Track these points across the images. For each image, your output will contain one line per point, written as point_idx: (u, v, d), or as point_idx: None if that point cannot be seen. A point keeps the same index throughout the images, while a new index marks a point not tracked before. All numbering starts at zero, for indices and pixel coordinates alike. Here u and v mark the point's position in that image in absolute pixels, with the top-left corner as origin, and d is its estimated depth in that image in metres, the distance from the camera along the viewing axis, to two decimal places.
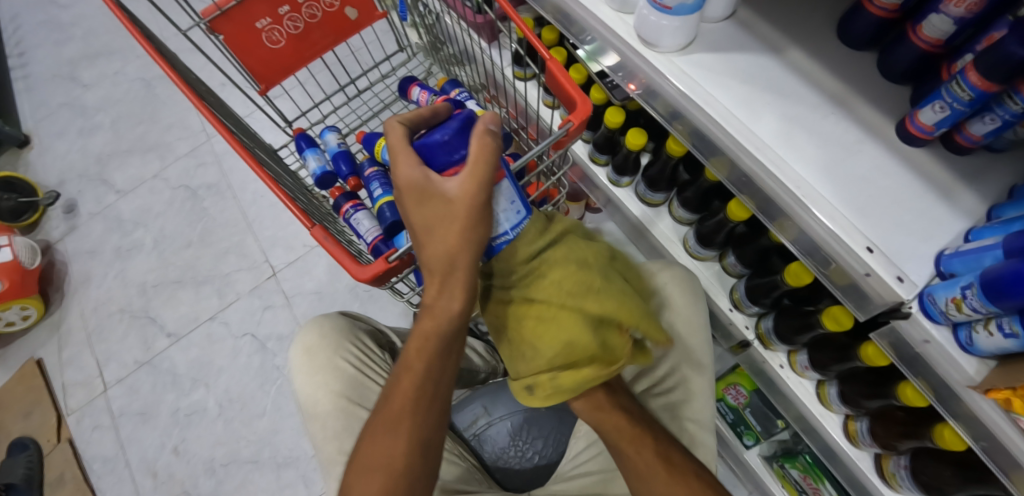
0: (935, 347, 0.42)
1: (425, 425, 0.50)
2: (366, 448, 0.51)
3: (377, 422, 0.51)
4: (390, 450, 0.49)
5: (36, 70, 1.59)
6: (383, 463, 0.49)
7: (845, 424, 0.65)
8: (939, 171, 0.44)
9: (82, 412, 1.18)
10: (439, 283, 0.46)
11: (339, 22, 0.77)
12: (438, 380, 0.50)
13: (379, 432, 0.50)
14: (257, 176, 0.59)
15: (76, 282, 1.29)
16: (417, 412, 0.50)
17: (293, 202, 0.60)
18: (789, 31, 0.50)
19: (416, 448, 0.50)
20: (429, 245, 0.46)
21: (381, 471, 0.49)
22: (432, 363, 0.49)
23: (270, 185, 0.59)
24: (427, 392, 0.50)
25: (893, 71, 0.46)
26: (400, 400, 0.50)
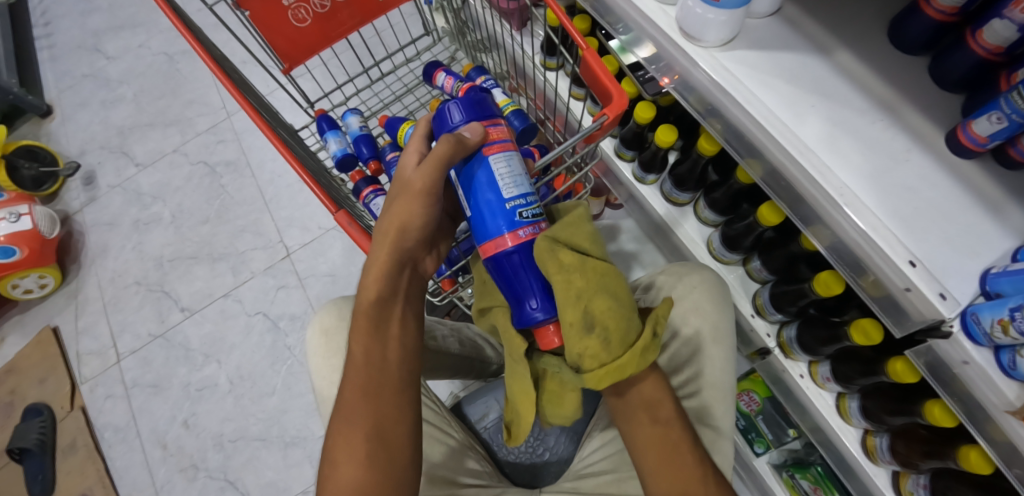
0: (975, 368, 0.40)
1: (381, 412, 0.48)
2: (330, 446, 0.48)
3: (335, 415, 0.49)
4: (351, 441, 0.47)
5: (62, 41, 1.60)
6: (347, 456, 0.46)
7: (863, 438, 0.64)
8: (989, 185, 0.42)
9: (95, 381, 1.19)
10: (384, 260, 0.52)
11: (367, 2, 0.76)
12: (387, 362, 0.50)
13: (342, 428, 0.47)
14: (282, 156, 0.58)
15: (93, 253, 1.31)
16: (370, 398, 0.48)
17: (319, 187, 0.59)
18: (838, 31, 0.48)
19: (372, 438, 0.47)
20: (382, 224, 0.52)
21: (347, 462, 0.46)
22: (376, 342, 0.51)
23: (294, 166, 0.58)
24: (376, 375, 0.49)
25: (946, 78, 0.44)
26: (352, 387, 0.49)
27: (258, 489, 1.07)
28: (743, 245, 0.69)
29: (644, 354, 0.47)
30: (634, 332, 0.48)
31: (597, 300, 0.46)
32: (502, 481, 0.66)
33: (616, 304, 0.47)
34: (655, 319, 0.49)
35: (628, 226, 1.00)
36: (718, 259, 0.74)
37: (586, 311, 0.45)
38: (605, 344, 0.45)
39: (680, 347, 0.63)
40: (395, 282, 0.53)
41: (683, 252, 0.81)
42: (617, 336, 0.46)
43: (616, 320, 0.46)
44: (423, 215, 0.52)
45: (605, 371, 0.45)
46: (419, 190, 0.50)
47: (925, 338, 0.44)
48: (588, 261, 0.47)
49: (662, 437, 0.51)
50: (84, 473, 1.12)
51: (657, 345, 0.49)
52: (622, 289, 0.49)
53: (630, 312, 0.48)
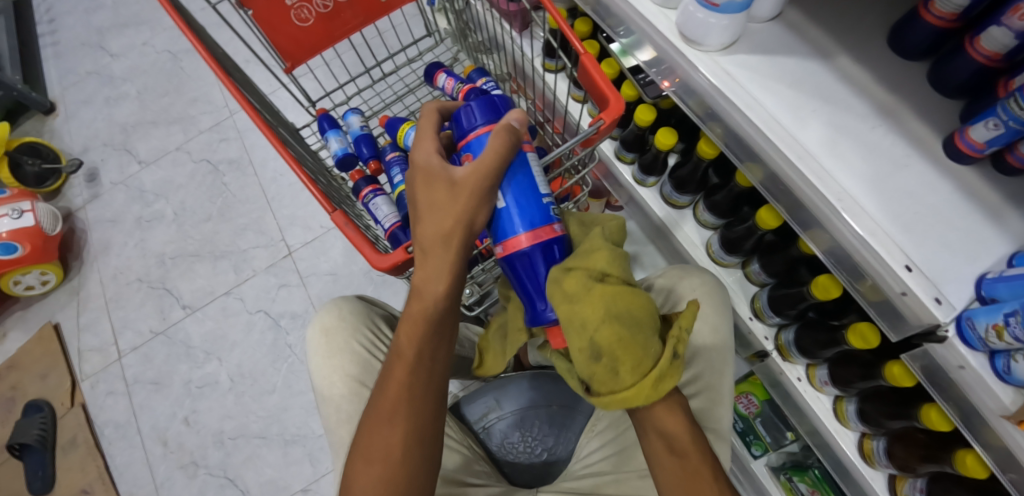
0: (970, 373, 0.40)
1: (420, 418, 0.49)
2: (366, 438, 0.50)
3: (371, 414, 0.51)
4: (387, 441, 0.49)
5: (66, 38, 1.61)
6: (382, 454, 0.49)
7: (861, 442, 0.64)
8: (987, 192, 0.43)
9: (97, 378, 1.20)
10: (429, 263, 0.48)
11: (370, 2, 0.76)
12: (432, 367, 0.50)
13: (378, 426, 0.49)
14: (280, 156, 0.58)
15: (95, 250, 1.31)
16: (413, 402, 0.49)
17: (316, 187, 0.59)
18: (838, 36, 0.48)
19: (413, 440, 0.49)
20: (423, 223, 0.48)
21: (381, 460, 0.49)
22: (426, 346, 0.50)
23: (293, 166, 0.58)
24: (419, 380, 0.50)
25: (945, 83, 0.44)
26: (394, 388, 0.50)
27: (258, 486, 1.07)
28: (742, 248, 0.69)
29: (658, 385, 0.42)
30: (652, 356, 0.43)
31: (604, 327, 0.42)
32: (502, 480, 0.66)
33: (629, 329, 0.42)
34: (676, 339, 0.44)
35: (628, 228, 1.00)
36: (717, 261, 0.74)
37: (590, 340, 0.43)
38: (610, 373, 0.42)
39: None
40: (449, 288, 0.49)
41: (683, 254, 0.81)
42: (627, 367, 0.42)
43: (628, 349, 0.42)
44: (483, 216, 0.47)
45: (608, 403, 0.43)
46: (474, 190, 0.46)
47: (922, 342, 0.44)
48: (594, 286, 0.44)
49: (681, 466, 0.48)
50: (85, 469, 1.12)
51: (678, 367, 0.44)
52: (643, 308, 0.44)
53: (648, 335, 0.43)
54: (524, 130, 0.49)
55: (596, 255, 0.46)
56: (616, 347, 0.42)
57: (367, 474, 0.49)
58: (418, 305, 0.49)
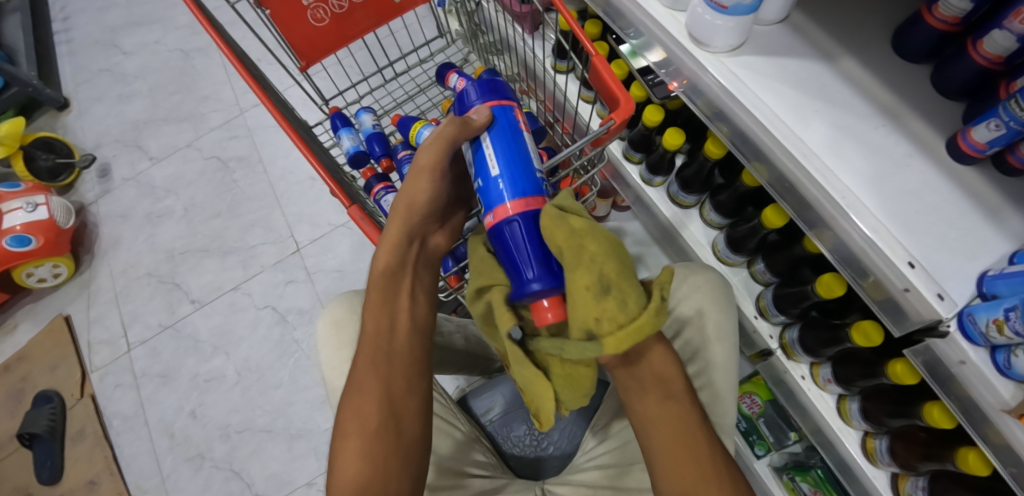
0: (971, 367, 0.41)
1: (391, 384, 0.50)
2: (343, 418, 0.49)
3: (346, 394, 0.50)
4: (362, 413, 0.48)
5: (80, 36, 1.63)
6: (357, 427, 0.48)
7: (863, 440, 0.64)
8: (988, 191, 0.44)
9: (105, 370, 1.21)
10: (390, 233, 0.55)
11: (383, 3, 0.77)
12: (395, 334, 0.52)
13: (356, 401, 0.49)
14: (299, 151, 0.61)
15: (106, 244, 1.33)
16: (379, 369, 0.50)
17: (335, 184, 0.61)
18: (843, 39, 0.49)
19: (384, 407, 0.48)
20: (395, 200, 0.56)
21: (357, 433, 0.47)
22: (386, 313, 0.53)
23: (312, 162, 0.61)
24: (384, 346, 0.51)
25: (948, 85, 0.45)
26: (363, 358, 0.51)
27: (263, 480, 1.08)
28: (747, 247, 0.70)
29: (664, 317, 0.42)
30: (649, 296, 0.44)
31: (610, 262, 0.43)
32: (506, 472, 0.67)
33: (629, 269, 0.44)
34: (669, 288, 0.45)
35: (633, 229, 1.01)
36: (723, 261, 0.75)
37: (600, 275, 0.42)
38: (621, 306, 0.42)
39: (684, 345, 0.64)
40: (402, 255, 0.55)
41: (689, 254, 0.82)
42: (635, 299, 0.42)
43: (632, 286, 0.43)
44: (427, 190, 0.54)
45: (620, 338, 0.41)
46: (429, 165, 0.52)
47: (923, 337, 0.45)
48: (596, 226, 0.45)
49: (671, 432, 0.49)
50: (92, 460, 1.14)
51: (673, 313, 0.45)
52: (628, 259, 0.47)
53: (640, 279, 0.45)
54: (482, 121, 0.51)
55: (582, 205, 0.48)
56: (622, 283, 0.42)
57: (346, 450, 0.47)
58: (374, 273, 0.54)
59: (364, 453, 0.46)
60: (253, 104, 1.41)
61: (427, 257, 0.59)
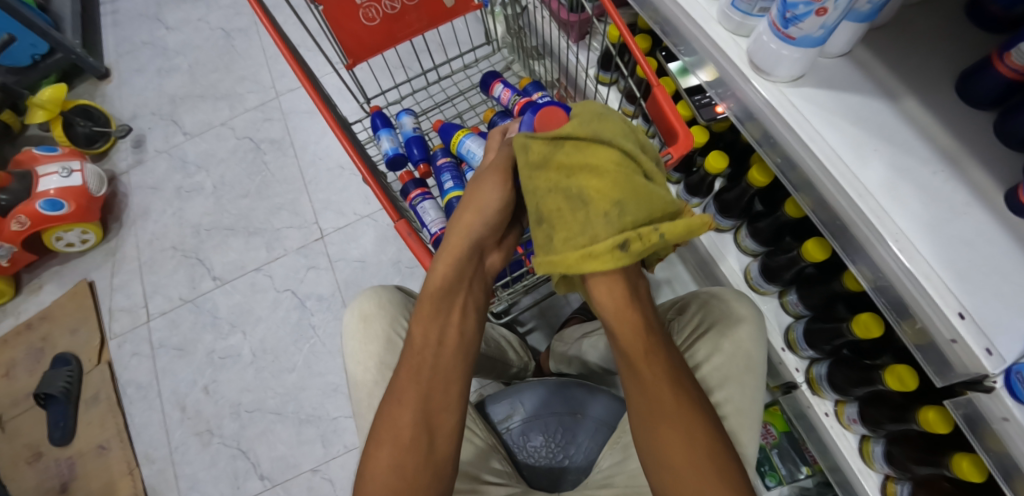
0: (1014, 426, 0.40)
1: (430, 400, 0.50)
2: (377, 424, 0.50)
3: (385, 399, 0.51)
4: (397, 424, 0.49)
5: (126, 6, 1.67)
6: (391, 437, 0.49)
7: (884, 484, 0.63)
8: None
9: (124, 338, 1.24)
10: (447, 250, 0.55)
11: (435, 7, 0.80)
12: (441, 349, 0.52)
13: (397, 408, 0.50)
14: (353, 160, 0.63)
15: (134, 214, 1.35)
16: (420, 382, 0.51)
17: (384, 195, 0.63)
18: (906, 78, 0.49)
19: (421, 421, 0.49)
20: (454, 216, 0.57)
21: (391, 442, 0.48)
22: (435, 328, 0.53)
23: (367, 178, 0.63)
24: (430, 360, 0.52)
25: (1012, 136, 0.44)
26: (405, 370, 0.51)
27: (269, 462, 1.09)
28: (782, 278, 0.69)
29: (582, 261, 0.47)
30: (589, 235, 0.47)
31: (550, 198, 0.50)
32: (520, 482, 0.67)
33: (575, 203, 0.48)
34: (629, 234, 0.46)
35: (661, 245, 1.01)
36: (756, 288, 0.74)
37: (537, 207, 0.51)
38: (548, 240, 0.50)
39: (712, 373, 0.62)
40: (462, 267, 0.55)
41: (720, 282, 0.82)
42: (562, 235, 0.48)
43: (566, 223, 0.48)
44: (500, 200, 0.56)
45: (542, 265, 0.50)
46: (499, 168, 0.56)
47: (965, 390, 0.44)
48: (555, 158, 0.50)
49: (622, 348, 0.51)
50: (104, 425, 1.15)
51: (618, 258, 0.46)
52: (599, 189, 0.48)
53: (593, 214, 0.47)
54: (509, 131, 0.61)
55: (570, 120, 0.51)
56: (557, 217, 0.49)
57: (380, 459, 0.48)
58: (428, 285, 0.54)
59: (398, 465, 0.48)
60: (289, 88, 1.43)
61: (484, 275, 0.59)
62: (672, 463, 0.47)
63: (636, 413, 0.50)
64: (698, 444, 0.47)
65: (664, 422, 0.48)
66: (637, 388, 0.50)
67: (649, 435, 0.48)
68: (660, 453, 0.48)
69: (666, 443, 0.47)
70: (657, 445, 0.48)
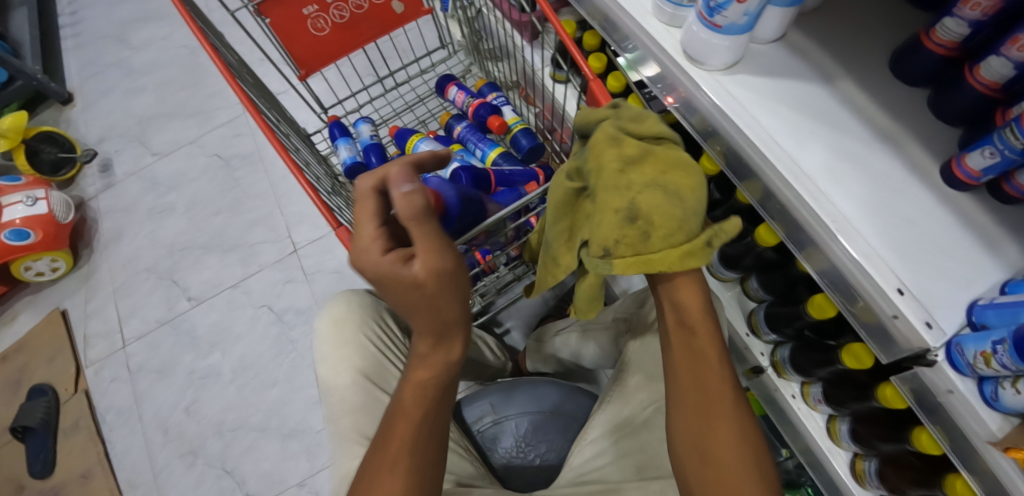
0: (958, 397, 0.41)
1: (423, 467, 0.46)
2: (363, 490, 0.46)
3: (370, 466, 0.47)
4: (387, 493, 0.45)
5: (87, 28, 1.65)
6: None
7: (852, 462, 0.64)
8: (987, 221, 0.44)
9: (101, 365, 1.22)
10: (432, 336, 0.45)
11: (386, 14, 0.80)
12: (436, 418, 0.48)
13: (378, 478, 0.46)
14: (283, 161, 0.58)
15: (106, 239, 1.33)
16: (415, 452, 0.46)
17: (320, 198, 0.59)
18: (843, 59, 0.49)
19: (414, 490, 0.45)
20: (410, 312, 0.43)
21: None
22: (428, 401, 0.47)
23: (298, 178, 0.58)
24: (423, 429, 0.47)
25: (948, 111, 0.45)
26: (396, 440, 0.47)
27: (255, 479, 1.08)
28: (742, 264, 0.70)
29: (683, 260, 0.44)
30: (685, 232, 0.44)
31: (647, 192, 0.45)
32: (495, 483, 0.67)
33: (671, 199, 0.44)
34: (716, 230, 0.45)
35: None
36: (717, 277, 0.75)
37: (632, 202, 0.44)
38: (642, 237, 0.44)
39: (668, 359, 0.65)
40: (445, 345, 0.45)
41: None
42: (662, 232, 0.43)
43: (664, 217, 0.44)
44: (456, 299, 0.42)
45: (629, 265, 0.44)
46: (439, 261, 0.40)
47: (911, 364, 0.44)
48: (647, 151, 0.46)
49: (687, 343, 0.49)
50: (86, 453, 1.14)
51: (707, 256, 0.45)
52: (689, 185, 0.46)
53: (689, 212, 0.44)
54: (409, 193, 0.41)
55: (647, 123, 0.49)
56: (653, 211, 0.44)
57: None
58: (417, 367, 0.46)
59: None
60: None
61: None
62: (719, 458, 0.46)
63: (683, 408, 0.48)
64: (748, 447, 0.46)
65: (718, 417, 0.47)
66: (694, 382, 0.48)
67: (698, 429, 0.47)
68: (706, 448, 0.46)
69: (719, 444, 0.46)
70: (705, 438, 0.47)
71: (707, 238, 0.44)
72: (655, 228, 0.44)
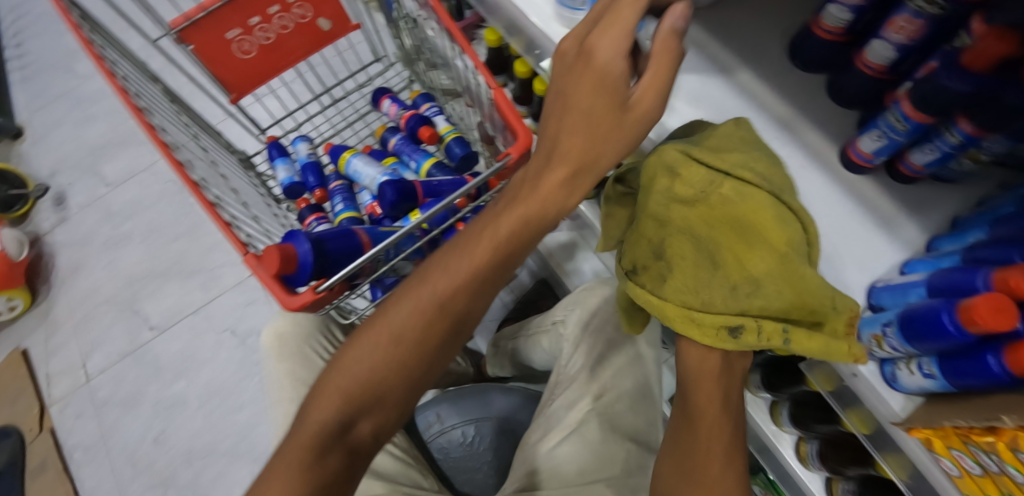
0: (862, 381, 0.40)
1: (405, 372, 0.44)
2: (344, 359, 0.44)
3: (364, 337, 0.45)
4: (359, 372, 0.43)
5: (35, 60, 1.62)
6: (349, 385, 0.43)
7: (797, 444, 0.64)
8: (882, 201, 0.45)
9: (65, 402, 1.19)
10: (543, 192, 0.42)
11: (313, 32, 0.80)
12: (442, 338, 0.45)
13: (363, 349, 0.44)
14: (192, 197, 0.57)
15: (64, 274, 1.31)
16: (407, 357, 0.44)
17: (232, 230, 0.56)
18: (741, 51, 0.50)
19: (382, 385, 0.44)
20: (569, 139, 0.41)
21: (347, 388, 0.43)
22: (451, 311, 0.44)
23: (207, 210, 0.56)
24: (426, 341, 0.44)
25: (841, 96, 0.46)
26: (399, 329, 0.44)
27: None
28: None
29: (686, 326, 0.38)
30: (703, 300, 0.37)
31: (677, 244, 0.38)
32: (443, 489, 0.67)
33: (703, 263, 0.37)
34: (752, 321, 0.36)
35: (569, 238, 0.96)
36: None
37: (661, 242, 0.39)
38: (658, 280, 0.40)
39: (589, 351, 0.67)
40: (432, 309, 0.44)
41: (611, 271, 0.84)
42: (673, 287, 0.39)
43: (681, 276, 0.38)
44: (617, 151, 0.41)
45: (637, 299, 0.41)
46: (646, 104, 0.38)
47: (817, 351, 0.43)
48: (704, 200, 0.36)
49: (687, 409, 0.45)
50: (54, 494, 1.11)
51: (726, 340, 0.37)
52: (742, 254, 0.36)
53: (718, 284, 0.37)
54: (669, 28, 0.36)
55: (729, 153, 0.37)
56: (674, 265, 0.38)
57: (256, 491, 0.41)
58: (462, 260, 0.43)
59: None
60: None
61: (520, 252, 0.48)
62: None
63: (669, 469, 0.46)
64: None
65: (701, 474, 0.43)
66: (684, 449, 0.45)
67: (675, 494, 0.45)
68: None
69: None
70: None
71: (726, 317, 0.37)
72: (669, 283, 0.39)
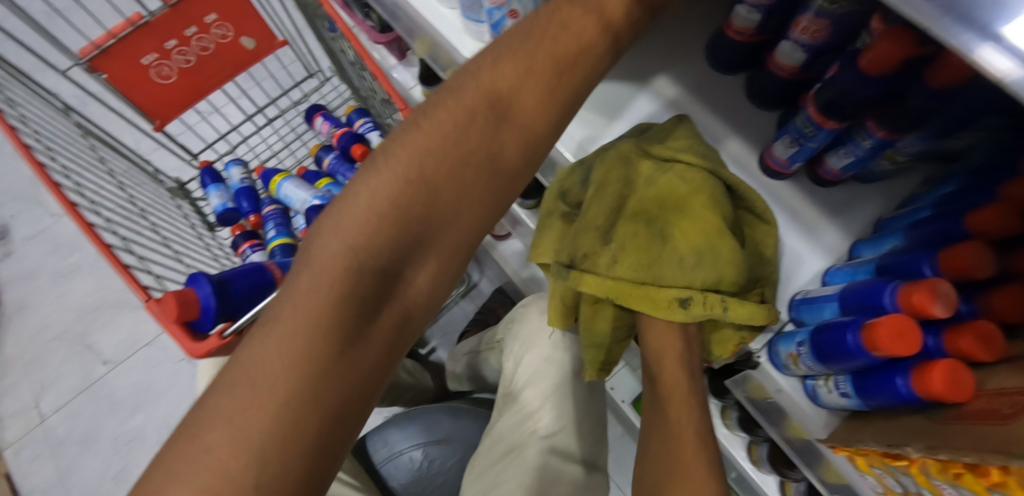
0: (786, 397, 0.40)
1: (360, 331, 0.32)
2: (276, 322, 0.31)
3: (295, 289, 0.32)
4: (299, 331, 0.30)
5: None
6: (286, 351, 0.30)
7: (748, 446, 0.63)
8: (804, 206, 0.44)
9: (20, 444, 1.15)
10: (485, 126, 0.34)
11: (236, 51, 0.77)
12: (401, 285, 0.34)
13: (299, 302, 0.31)
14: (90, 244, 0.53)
15: (11, 310, 1.26)
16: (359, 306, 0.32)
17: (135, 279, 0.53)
18: (657, 54, 0.48)
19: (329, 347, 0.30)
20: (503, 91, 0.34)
21: (282, 358, 0.29)
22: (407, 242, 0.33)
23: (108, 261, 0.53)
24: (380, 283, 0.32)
25: (760, 98, 0.44)
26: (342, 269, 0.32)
27: None
28: None
29: (636, 302, 0.35)
30: (656, 274, 0.35)
31: (627, 222, 0.36)
32: None
33: (655, 238, 0.35)
34: (699, 293, 0.35)
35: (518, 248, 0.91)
36: None
37: (610, 221, 0.37)
38: (607, 263, 0.36)
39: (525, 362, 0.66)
40: (417, 199, 0.33)
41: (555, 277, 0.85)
42: (625, 263, 0.35)
43: (637, 251, 0.35)
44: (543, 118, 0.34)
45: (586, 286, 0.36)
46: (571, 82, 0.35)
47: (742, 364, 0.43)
48: (657, 178, 0.37)
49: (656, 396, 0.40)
50: None
51: (674, 313, 0.35)
52: (691, 225, 0.36)
53: (671, 257, 0.35)
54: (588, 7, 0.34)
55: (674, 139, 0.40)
56: (624, 242, 0.35)
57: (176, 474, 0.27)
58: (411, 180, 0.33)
59: (223, 473, 0.27)
60: None
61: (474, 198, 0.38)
62: None
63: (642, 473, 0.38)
64: None
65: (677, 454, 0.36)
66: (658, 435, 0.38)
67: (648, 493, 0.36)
68: None
69: None
70: None
71: (676, 290, 0.35)
72: (620, 259, 0.35)
